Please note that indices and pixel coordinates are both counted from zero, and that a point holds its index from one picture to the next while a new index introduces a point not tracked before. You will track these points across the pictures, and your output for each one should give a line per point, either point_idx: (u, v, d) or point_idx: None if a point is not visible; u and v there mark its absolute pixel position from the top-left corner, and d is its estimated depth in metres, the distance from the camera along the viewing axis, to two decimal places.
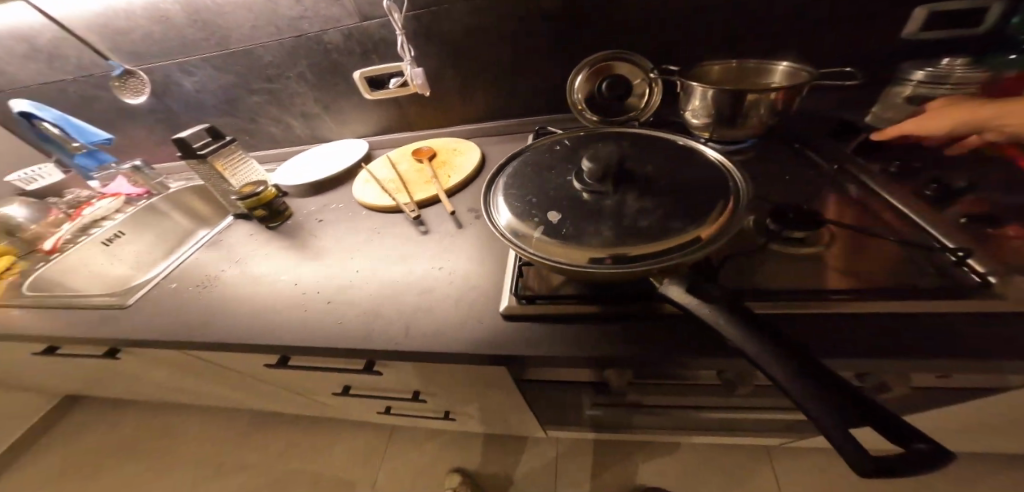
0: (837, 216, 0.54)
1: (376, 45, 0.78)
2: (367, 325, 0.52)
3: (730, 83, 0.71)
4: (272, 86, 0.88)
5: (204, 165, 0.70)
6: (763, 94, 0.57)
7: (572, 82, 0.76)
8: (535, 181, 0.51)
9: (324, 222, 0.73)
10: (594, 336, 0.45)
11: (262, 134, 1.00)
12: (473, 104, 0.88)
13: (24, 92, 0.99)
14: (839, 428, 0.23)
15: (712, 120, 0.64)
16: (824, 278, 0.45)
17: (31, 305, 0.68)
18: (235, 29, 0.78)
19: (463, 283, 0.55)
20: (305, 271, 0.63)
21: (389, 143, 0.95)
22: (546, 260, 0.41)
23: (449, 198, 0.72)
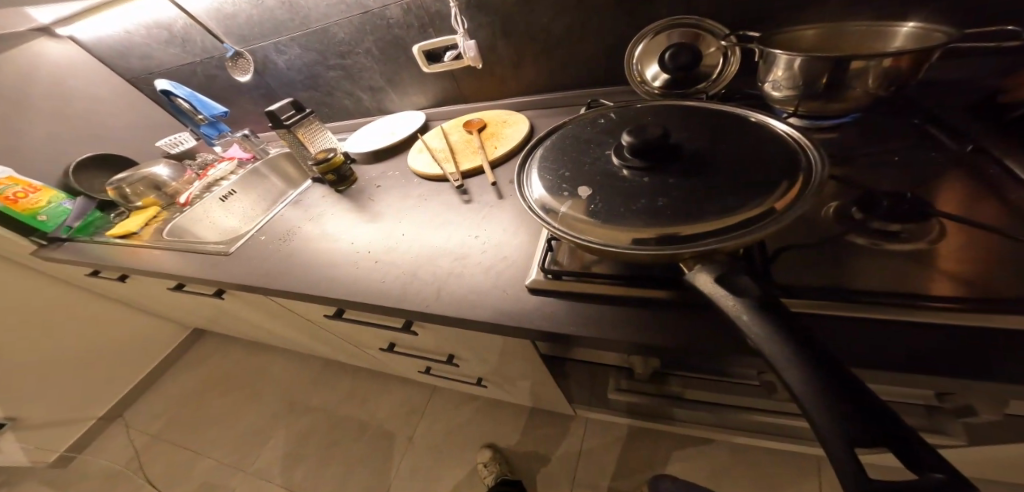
0: (946, 207, 0.44)
1: (432, 18, 0.80)
2: (407, 286, 0.57)
3: (829, 47, 0.60)
4: (346, 62, 0.96)
5: (288, 135, 0.79)
6: (873, 61, 0.47)
7: (631, 51, 0.71)
8: (572, 156, 0.50)
9: (381, 189, 0.80)
10: (621, 318, 0.44)
11: (337, 107, 1.10)
12: (528, 75, 0.86)
13: (166, 74, 1.21)
14: (838, 435, 0.23)
15: (796, 93, 0.55)
16: (918, 280, 0.38)
17: (167, 248, 0.87)
18: (315, 10, 0.85)
19: (495, 253, 0.57)
20: (361, 232, 0.70)
21: (445, 115, 0.98)
22: (571, 235, 0.41)
23: (492, 169, 0.73)
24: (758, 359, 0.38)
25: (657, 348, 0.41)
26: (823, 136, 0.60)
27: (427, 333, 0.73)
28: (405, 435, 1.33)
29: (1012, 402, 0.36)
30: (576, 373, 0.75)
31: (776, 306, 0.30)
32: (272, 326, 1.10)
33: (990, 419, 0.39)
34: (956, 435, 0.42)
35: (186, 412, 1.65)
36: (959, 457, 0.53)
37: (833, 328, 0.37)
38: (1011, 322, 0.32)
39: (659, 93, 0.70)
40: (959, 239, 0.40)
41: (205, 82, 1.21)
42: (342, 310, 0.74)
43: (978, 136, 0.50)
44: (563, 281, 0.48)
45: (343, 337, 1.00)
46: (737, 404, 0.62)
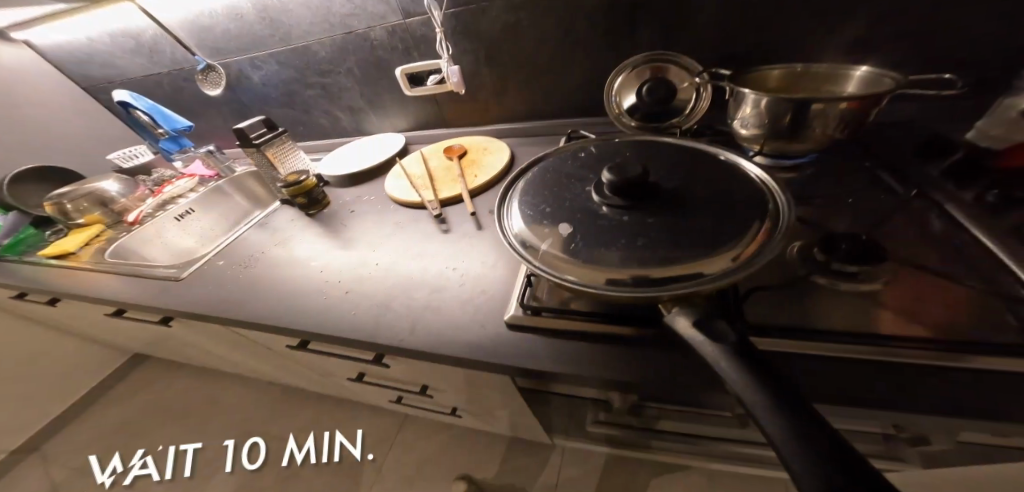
0: (902, 247, 0.46)
1: (417, 41, 0.79)
2: (377, 319, 0.53)
3: (794, 89, 0.63)
4: (325, 81, 0.94)
5: (256, 154, 0.75)
6: (832, 103, 0.49)
7: (611, 83, 0.72)
8: (552, 191, 0.49)
9: (354, 214, 0.76)
10: (597, 356, 0.42)
11: (314, 126, 1.07)
12: (509, 104, 0.87)
13: (129, 83, 1.15)
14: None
15: (762, 130, 0.57)
16: (883, 320, 0.38)
17: (110, 270, 0.79)
18: (297, 27, 0.83)
19: (472, 286, 0.55)
20: (332, 258, 0.66)
21: (426, 139, 0.97)
22: (550, 273, 0.40)
23: (472, 198, 0.72)
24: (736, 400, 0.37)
25: (632, 385, 0.40)
26: (790, 174, 0.62)
27: (397, 365, 0.69)
28: (372, 469, 1.25)
29: (966, 433, 0.37)
30: (554, 406, 0.73)
31: (752, 350, 0.29)
32: (229, 355, 1.03)
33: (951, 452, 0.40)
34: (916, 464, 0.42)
35: (128, 444, 1.50)
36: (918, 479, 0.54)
37: (807, 370, 0.37)
38: (967, 362, 0.33)
39: (637, 125, 0.72)
40: (918, 280, 0.41)
41: (171, 92, 1.15)
42: (307, 340, 0.70)
43: (929, 181, 0.53)
44: (541, 318, 0.46)
45: (308, 367, 0.94)
46: (711, 433, 0.62)
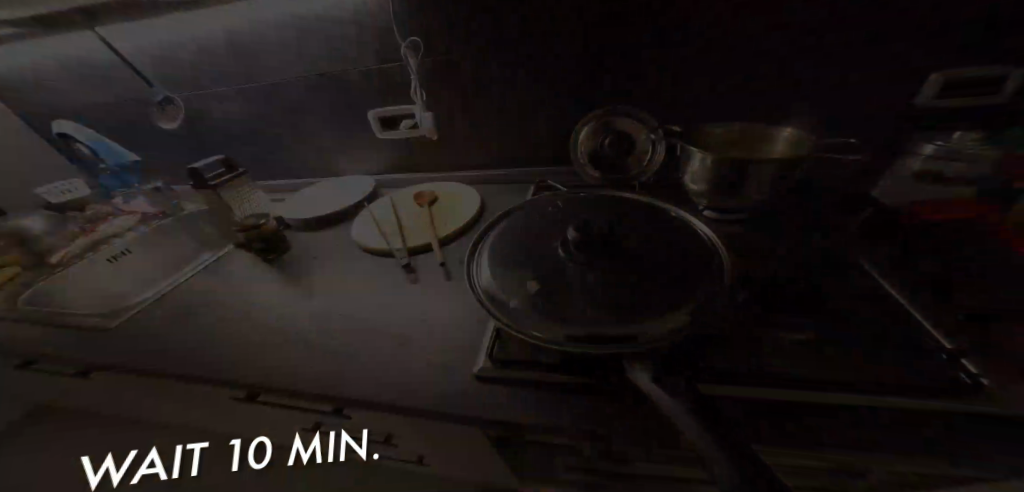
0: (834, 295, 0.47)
1: (391, 86, 0.81)
2: (336, 373, 0.50)
3: (734, 149, 0.68)
4: (295, 120, 0.94)
5: (215, 197, 0.74)
6: (766, 162, 0.54)
7: (576, 134, 0.75)
8: (520, 247, 0.51)
9: (317, 260, 0.75)
10: (541, 405, 0.41)
11: (281, 163, 1.06)
12: (477, 150, 0.90)
13: (85, 115, 1.12)
14: None
15: (708, 184, 0.60)
16: (812, 361, 0.39)
17: (31, 319, 0.72)
18: (269, 68, 0.85)
19: (438, 338, 0.53)
20: (291, 305, 0.64)
21: (395, 182, 0.98)
22: (514, 327, 0.40)
23: (443, 247, 0.72)
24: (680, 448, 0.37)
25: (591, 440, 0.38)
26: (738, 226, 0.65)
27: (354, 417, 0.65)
28: None
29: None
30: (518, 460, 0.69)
31: (708, 404, 0.31)
32: (153, 417, 0.90)
33: None
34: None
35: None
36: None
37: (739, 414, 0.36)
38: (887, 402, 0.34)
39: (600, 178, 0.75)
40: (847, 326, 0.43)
41: (131, 123, 1.11)
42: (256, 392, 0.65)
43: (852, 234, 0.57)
44: (505, 373, 0.44)
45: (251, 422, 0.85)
46: (674, 478, 0.60)
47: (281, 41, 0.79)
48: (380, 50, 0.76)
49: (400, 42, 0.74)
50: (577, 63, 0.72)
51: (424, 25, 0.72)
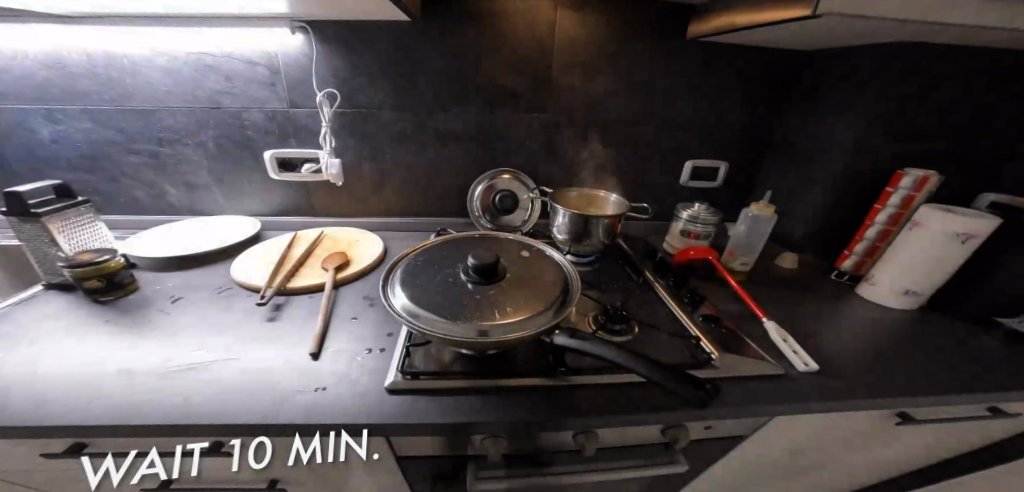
0: (697, 323, 0.62)
1: (298, 130, 0.77)
2: (232, 414, 0.41)
3: (585, 208, 0.86)
4: (161, 150, 0.75)
5: (29, 224, 0.56)
6: (602, 218, 0.73)
7: (472, 192, 0.87)
8: (425, 276, 0.54)
9: (179, 302, 0.59)
10: (473, 405, 0.46)
11: (118, 198, 0.79)
12: (389, 199, 0.89)
13: None
14: (680, 384, 0.39)
15: (570, 237, 0.76)
16: (681, 353, 0.56)
17: None
18: (143, 90, 0.70)
19: (358, 374, 0.48)
20: (138, 353, 0.48)
21: (287, 227, 0.84)
22: (447, 333, 0.46)
23: (338, 288, 0.64)
24: (601, 416, 0.46)
25: (477, 426, 0.44)
26: (637, 282, 0.75)
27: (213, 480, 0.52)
28: None
29: (692, 427, 0.53)
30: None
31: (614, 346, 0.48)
32: None
33: (735, 441, 0.58)
34: (681, 461, 0.55)
35: None
36: (717, 481, 0.66)
37: (634, 390, 0.49)
38: (739, 366, 0.53)
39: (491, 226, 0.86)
40: (704, 334, 0.59)
41: None
42: (86, 443, 0.47)
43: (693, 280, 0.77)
44: (422, 381, 0.47)
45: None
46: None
47: (171, 66, 0.68)
48: (299, 95, 0.74)
49: (315, 92, 0.74)
50: (498, 129, 0.85)
51: (345, 81, 0.74)
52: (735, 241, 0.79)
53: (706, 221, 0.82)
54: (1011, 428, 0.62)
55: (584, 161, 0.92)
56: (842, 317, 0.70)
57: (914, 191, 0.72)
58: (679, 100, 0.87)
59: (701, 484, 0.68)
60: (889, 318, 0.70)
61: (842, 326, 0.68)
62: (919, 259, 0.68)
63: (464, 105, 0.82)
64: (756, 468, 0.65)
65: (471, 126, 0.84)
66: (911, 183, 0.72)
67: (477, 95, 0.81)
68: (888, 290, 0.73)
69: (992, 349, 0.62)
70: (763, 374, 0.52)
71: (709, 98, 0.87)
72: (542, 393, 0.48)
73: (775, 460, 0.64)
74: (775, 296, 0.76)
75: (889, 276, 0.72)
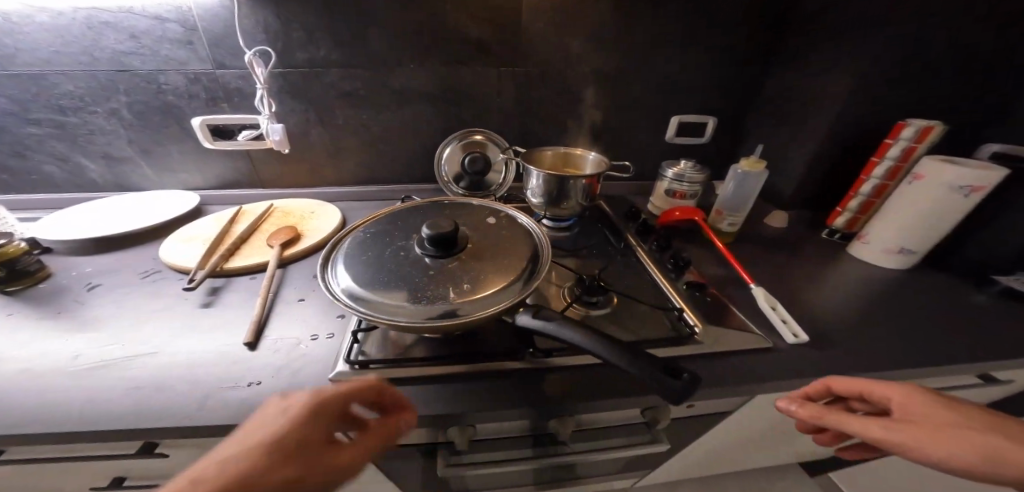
0: (680, 292, 0.57)
1: (229, 93, 0.67)
2: (142, 415, 0.36)
3: (560, 167, 0.79)
4: (66, 120, 0.64)
5: None
6: (578, 178, 0.67)
7: (439, 155, 0.80)
8: (374, 251, 0.48)
9: (96, 290, 0.51)
10: (431, 396, 0.41)
11: (28, 175, 0.69)
12: (347, 167, 0.81)
13: None
14: (648, 373, 0.31)
15: (545, 201, 0.70)
16: (662, 328, 0.51)
17: None
18: (24, 48, 0.58)
19: (295, 362, 0.43)
20: (41, 350, 0.42)
21: (232, 201, 0.76)
22: (389, 319, 0.40)
23: (284, 265, 0.58)
24: (574, 402, 0.42)
25: (435, 419, 0.40)
26: (617, 250, 0.70)
27: (161, 472, 0.49)
28: None
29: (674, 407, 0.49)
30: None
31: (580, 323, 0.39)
32: None
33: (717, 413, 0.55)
34: (662, 441, 0.53)
35: None
36: (699, 449, 0.65)
37: (611, 372, 0.45)
38: (726, 343, 0.48)
39: (463, 193, 0.80)
40: (688, 305, 0.55)
41: None
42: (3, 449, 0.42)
43: (678, 243, 0.72)
44: (372, 371, 0.42)
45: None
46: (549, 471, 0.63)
47: (54, 21, 0.56)
48: (223, 52, 0.63)
49: (243, 49, 0.63)
50: (464, 86, 0.76)
51: (279, 35, 0.64)
52: (722, 196, 0.74)
53: (693, 177, 0.76)
54: (998, 394, 0.60)
55: (561, 120, 0.84)
56: (833, 282, 0.66)
57: (916, 142, 0.65)
58: (664, 49, 0.78)
59: (685, 453, 0.66)
60: (881, 281, 0.67)
61: (835, 289, 0.64)
62: (918, 217, 0.63)
63: (421, 60, 0.72)
64: (739, 435, 0.64)
65: (431, 84, 0.75)
66: (913, 133, 0.66)
67: (436, 47, 0.71)
68: (880, 250, 0.69)
69: (989, 312, 0.58)
70: (750, 348, 0.48)
71: (698, 47, 0.78)
72: (509, 379, 0.44)
73: (759, 427, 0.63)
74: (763, 259, 0.71)
75: (885, 235, 0.68)
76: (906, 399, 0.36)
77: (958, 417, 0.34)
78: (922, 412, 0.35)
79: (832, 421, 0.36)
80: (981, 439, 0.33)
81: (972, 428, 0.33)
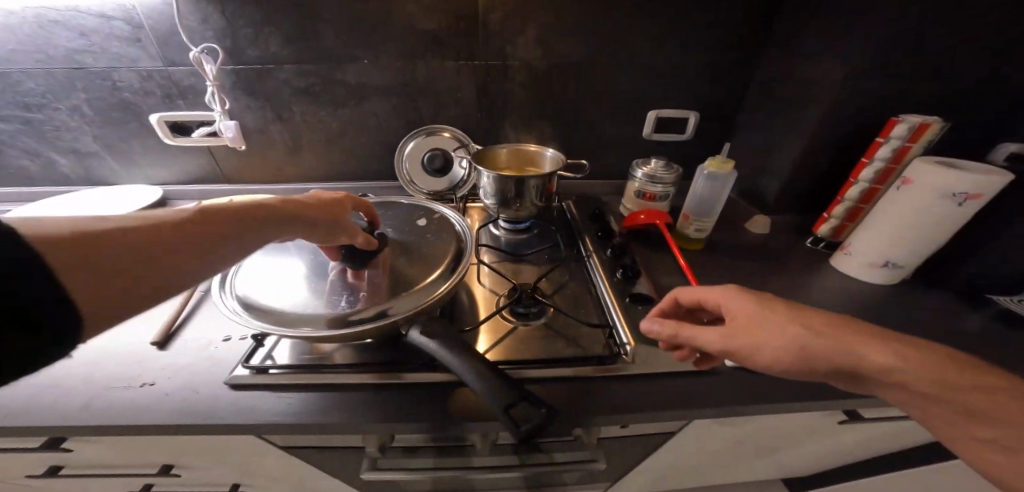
0: (621, 303, 0.54)
1: (183, 91, 0.67)
2: (27, 411, 0.37)
3: (518, 165, 0.75)
4: (33, 116, 0.67)
5: None
6: (529, 180, 0.64)
7: (399, 152, 0.78)
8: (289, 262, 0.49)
9: None
10: (326, 406, 0.40)
11: (6, 168, 0.73)
12: (308, 164, 0.80)
13: None
14: (501, 401, 0.29)
15: (497, 202, 0.67)
16: (592, 343, 0.48)
17: None
18: None
19: (196, 362, 0.43)
20: None
21: (195, 196, 0.77)
22: (278, 329, 0.39)
23: None
24: (473, 421, 0.40)
25: (322, 430, 0.39)
26: (570, 255, 0.67)
27: (93, 460, 0.51)
28: None
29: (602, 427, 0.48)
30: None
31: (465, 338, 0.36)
32: None
33: (652, 432, 0.52)
34: (598, 461, 0.51)
35: None
36: (645, 468, 0.62)
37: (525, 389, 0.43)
38: (653, 364, 0.45)
39: (425, 192, 0.79)
40: (627, 318, 0.52)
41: None
42: None
43: (638, 251, 0.68)
44: (272, 377, 0.42)
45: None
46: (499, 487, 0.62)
47: (10, 21, 0.58)
48: (173, 49, 0.63)
49: (191, 46, 0.63)
50: (421, 82, 0.74)
51: (226, 31, 0.64)
52: (691, 198, 0.68)
53: (662, 176, 0.71)
54: None
55: (525, 116, 0.80)
56: (803, 296, 0.60)
57: (908, 140, 0.58)
58: (634, 39, 0.72)
59: (633, 472, 0.63)
60: (858, 297, 0.60)
61: (802, 304, 0.58)
62: (900, 228, 0.56)
63: (374, 55, 0.70)
64: (689, 455, 0.60)
65: (386, 80, 0.73)
66: (906, 131, 0.58)
67: (388, 42, 0.69)
68: (863, 262, 0.62)
69: (977, 335, 0.51)
70: (680, 370, 0.45)
71: (671, 36, 0.73)
72: (412, 391, 0.42)
73: (708, 448, 0.59)
74: (730, 268, 0.66)
75: (865, 246, 0.61)
76: (756, 310, 0.34)
77: (805, 322, 0.32)
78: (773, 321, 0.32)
79: (684, 335, 0.36)
80: (817, 341, 0.31)
81: (817, 339, 0.31)
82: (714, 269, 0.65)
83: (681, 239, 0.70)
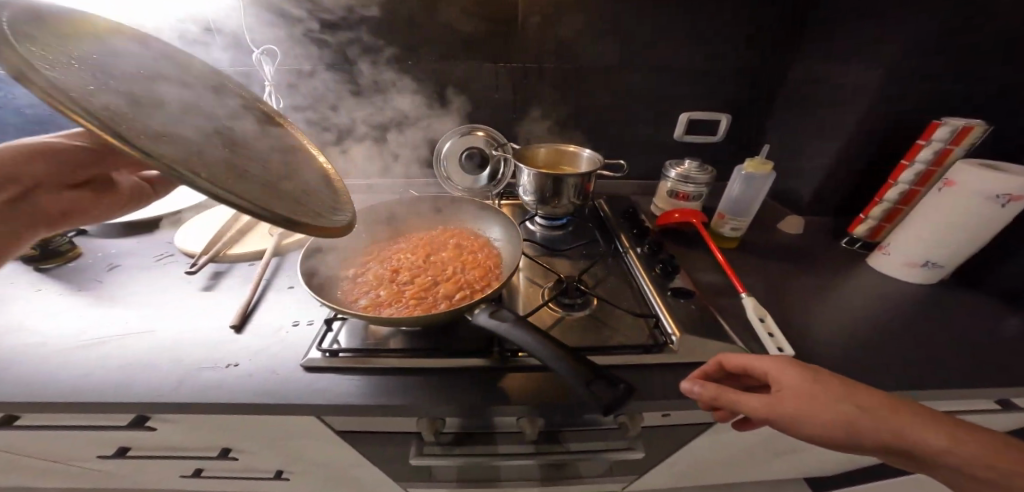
0: (664, 297, 0.56)
1: None
2: (131, 386, 0.40)
3: (554, 163, 0.78)
4: None
5: None
6: (569, 178, 0.66)
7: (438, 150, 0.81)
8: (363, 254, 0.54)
9: (115, 270, 0.58)
10: (394, 386, 0.43)
11: None
12: (351, 161, 0.84)
13: None
14: (580, 381, 0.31)
15: (536, 199, 0.70)
16: (639, 334, 0.50)
17: None
18: None
19: (271, 346, 0.46)
20: (60, 323, 0.48)
21: None
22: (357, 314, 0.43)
23: (280, 255, 0.63)
24: (531, 403, 0.42)
25: (392, 409, 0.41)
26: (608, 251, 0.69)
27: (161, 440, 0.54)
28: None
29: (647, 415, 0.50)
30: (375, 478, 0.64)
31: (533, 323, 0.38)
32: None
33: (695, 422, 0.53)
34: (637, 449, 0.53)
35: None
36: (682, 461, 0.63)
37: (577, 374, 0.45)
38: (702, 354, 0.47)
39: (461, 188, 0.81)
40: (671, 311, 0.53)
41: None
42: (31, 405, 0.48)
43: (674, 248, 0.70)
44: (343, 359, 0.45)
45: (43, 479, 0.67)
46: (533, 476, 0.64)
47: None
48: None
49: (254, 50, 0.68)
50: (463, 83, 0.77)
51: None
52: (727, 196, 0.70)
53: (696, 175, 0.73)
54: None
55: (560, 116, 0.82)
56: (840, 294, 0.62)
57: (950, 143, 0.58)
58: (669, 42, 0.75)
59: (669, 464, 0.64)
60: (896, 295, 0.61)
61: (840, 302, 0.59)
62: (940, 228, 0.57)
63: (420, 58, 0.73)
64: (726, 449, 0.62)
65: (430, 81, 0.76)
66: (948, 134, 0.58)
67: (433, 45, 0.72)
68: (902, 262, 0.63)
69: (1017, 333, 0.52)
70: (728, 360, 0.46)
71: (705, 39, 0.75)
72: (472, 375, 0.45)
73: (746, 442, 0.60)
74: (766, 267, 0.68)
75: (903, 246, 0.62)
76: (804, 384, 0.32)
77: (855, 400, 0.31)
78: (818, 403, 0.31)
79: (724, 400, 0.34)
80: (862, 423, 0.30)
81: (866, 417, 0.30)
82: (750, 267, 0.67)
83: (716, 238, 0.72)
